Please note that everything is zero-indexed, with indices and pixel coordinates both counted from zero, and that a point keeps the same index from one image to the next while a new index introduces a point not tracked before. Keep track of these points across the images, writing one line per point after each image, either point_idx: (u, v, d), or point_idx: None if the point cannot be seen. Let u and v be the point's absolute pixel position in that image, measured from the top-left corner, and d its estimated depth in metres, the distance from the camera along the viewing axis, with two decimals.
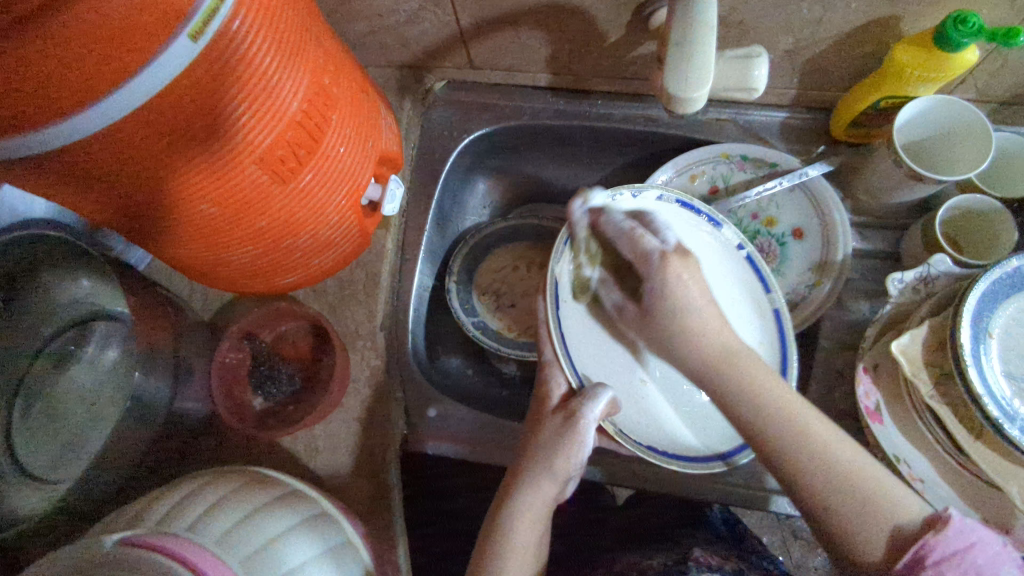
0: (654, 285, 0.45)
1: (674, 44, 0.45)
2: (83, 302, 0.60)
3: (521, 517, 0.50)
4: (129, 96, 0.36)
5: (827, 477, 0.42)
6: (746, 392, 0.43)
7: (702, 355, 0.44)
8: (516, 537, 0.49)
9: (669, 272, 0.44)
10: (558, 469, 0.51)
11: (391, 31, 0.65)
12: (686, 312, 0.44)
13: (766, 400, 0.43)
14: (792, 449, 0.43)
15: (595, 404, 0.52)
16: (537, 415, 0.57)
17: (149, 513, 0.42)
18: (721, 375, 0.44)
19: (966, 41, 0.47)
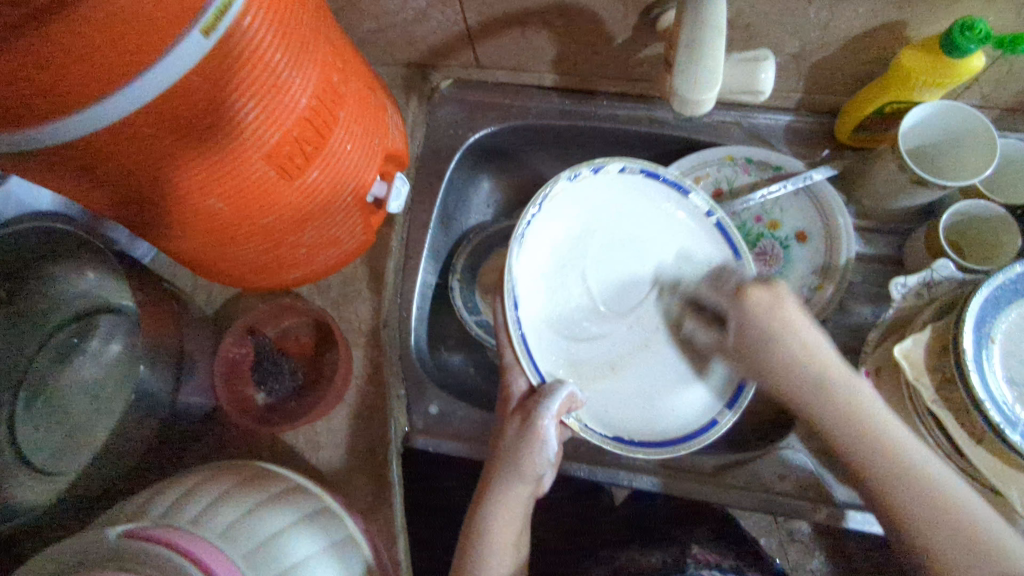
0: (742, 318, 0.47)
1: (682, 46, 0.46)
2: (92, 294, 0.60)
3: (496, 517, 0.51)
4: (139, 90, 0.36)
5: (920, 498, 0.41)
6: (851, 416, 0.43)
7: (804, 382, 0.45)
8: (494, 537, 0.50)
9: (751, 306, 0.47)
10: (525, 470, 0.52)
11: (398, 29, 0.65)
12: (774, 330, 0.45)
13: (865, 422, 0.43)
14: (884, 455, 0.42)
15: (551, 402, 0.53)
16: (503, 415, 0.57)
17: (153, 505, 0.42)
18: (829, 400, 0.44)
19: (973, 47, 0.47)
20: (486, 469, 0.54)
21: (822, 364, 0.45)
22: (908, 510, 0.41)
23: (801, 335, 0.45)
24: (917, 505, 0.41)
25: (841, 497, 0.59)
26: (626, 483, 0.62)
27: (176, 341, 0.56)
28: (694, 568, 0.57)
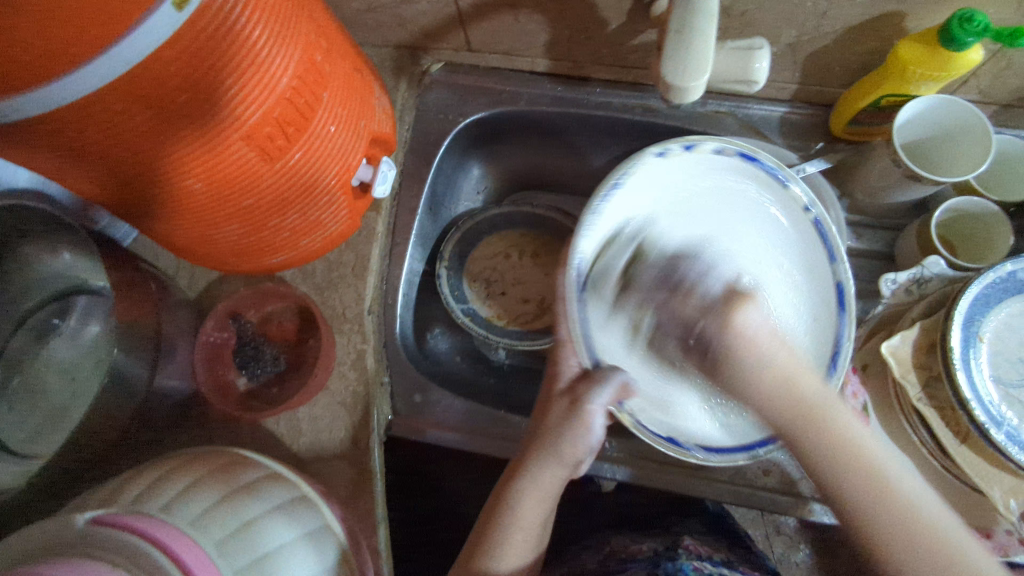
0: (727, 345, 0.40)
1: (672, 32, 0.45)
2: (67, 275, 0.59)
3: (528, 494, 0.51)
4: (111, 64, 0.35)
5: (918, 537, 0.37)
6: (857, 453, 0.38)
7: (790, 393, 0.39)
8: (524, 517, 0.50)
9: (726, 325, 0.41)
10: (567, 456, 0.50)
11: (388, 9, 0.64)
12: (759, 349, 0.39)
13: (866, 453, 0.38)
14: (881, 490, 0.37)
15: (602, 390, 0.51)
16: (546, 391, 0.55)
17: (123, 491, 0.42)
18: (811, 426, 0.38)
19: (971, 39, 0.46)
20: (524, 447, 0.53)
21: (804, 380, 0.39)
22: (885, 536, 0.37)
23: (782, 345, 0.40)
24: (898, 542, 0.37)
25: None
26: (610, 474, 0.62)
27: (152, 322, 0.56)
28: (684, 558, 0.55)
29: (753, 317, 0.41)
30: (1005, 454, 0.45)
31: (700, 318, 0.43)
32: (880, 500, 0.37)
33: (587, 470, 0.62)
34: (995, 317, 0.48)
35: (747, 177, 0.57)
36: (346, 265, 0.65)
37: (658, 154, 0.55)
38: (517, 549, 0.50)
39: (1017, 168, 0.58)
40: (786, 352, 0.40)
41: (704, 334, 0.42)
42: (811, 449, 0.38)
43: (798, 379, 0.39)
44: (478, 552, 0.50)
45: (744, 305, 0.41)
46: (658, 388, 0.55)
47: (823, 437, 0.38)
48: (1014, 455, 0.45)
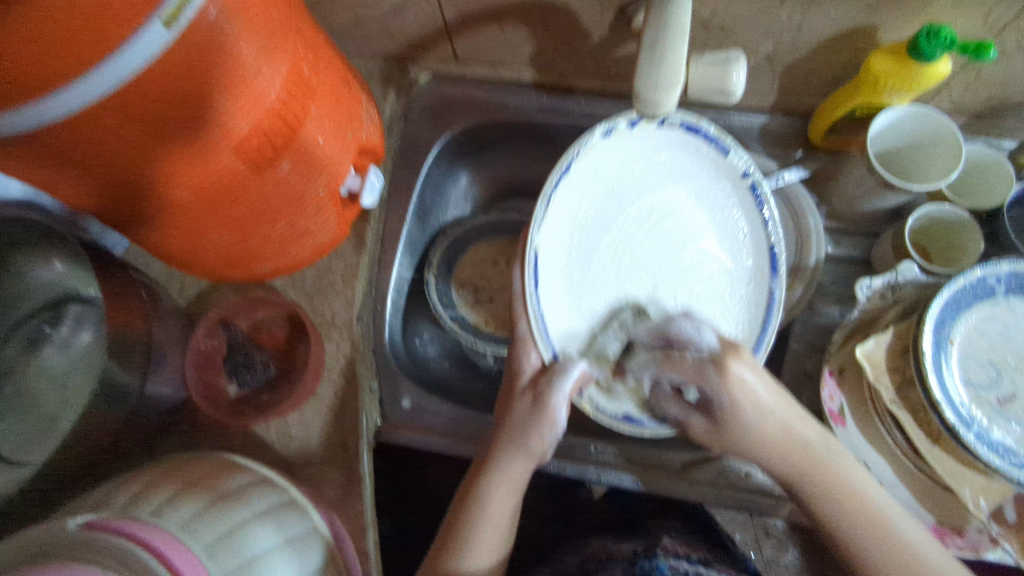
0: (721, 397, 0.50)
1: (647, 47, 0.46)
2: (57, 282, 0.58)
3: (498, 485, 0.52)
4: (102, 82, 0.36)
5: (870, 523, 0.47)
6: (823, 472, 0.49)
7: (758, 426, 0.50)
8: (495, 511, 0.51)
9: (719, 387, 0.49)
10: (535, 448, 0.52)
11: (376, 22, 0.65)
12: (764, 401, 0.49)
13: (833, 478, 0.49)
14: (845, 496, 0.48)
15: (564, 382, 0.53)
16: (508, 392, 0.57)
17: (114, 496, 0.42)
18: (821, 474, 0.49)
19: (938, 52, 0.48)
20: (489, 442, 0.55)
21: (777, 410, 0.50)
22: (871, 550, 0.47)
23: (760, 386, 0.50)
24: (888, 551, 0.46)
25: None
26: (594, 478, 0.63)
27: (142, 334, 0.58)
28: (661, 557, 0.57)
29: (748, 370, 0.50)
30: (973, 453, 0.46)
31: (685, 373, 0.51)
32: (861, 515, 0.48)
33: (571, 473, 0.63)
34: (965, 321, 0.50)
35: (690, 153, 0.59)
36: (335, 273, 0.66)
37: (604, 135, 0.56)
38: (490, 542, 0.51)
39: (988, 175, 0.60)
40: (761, 386, 0.50)
41: (706, 390, 0.50)
42: (793, 475, 0.50)
43: (773, 424, 0.50)
44: (446, 545, 0.51)
45: (709, 361, 0.50)
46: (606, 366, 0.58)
47: (786, 454, 0.50)
48: (981, 454, 0.46)
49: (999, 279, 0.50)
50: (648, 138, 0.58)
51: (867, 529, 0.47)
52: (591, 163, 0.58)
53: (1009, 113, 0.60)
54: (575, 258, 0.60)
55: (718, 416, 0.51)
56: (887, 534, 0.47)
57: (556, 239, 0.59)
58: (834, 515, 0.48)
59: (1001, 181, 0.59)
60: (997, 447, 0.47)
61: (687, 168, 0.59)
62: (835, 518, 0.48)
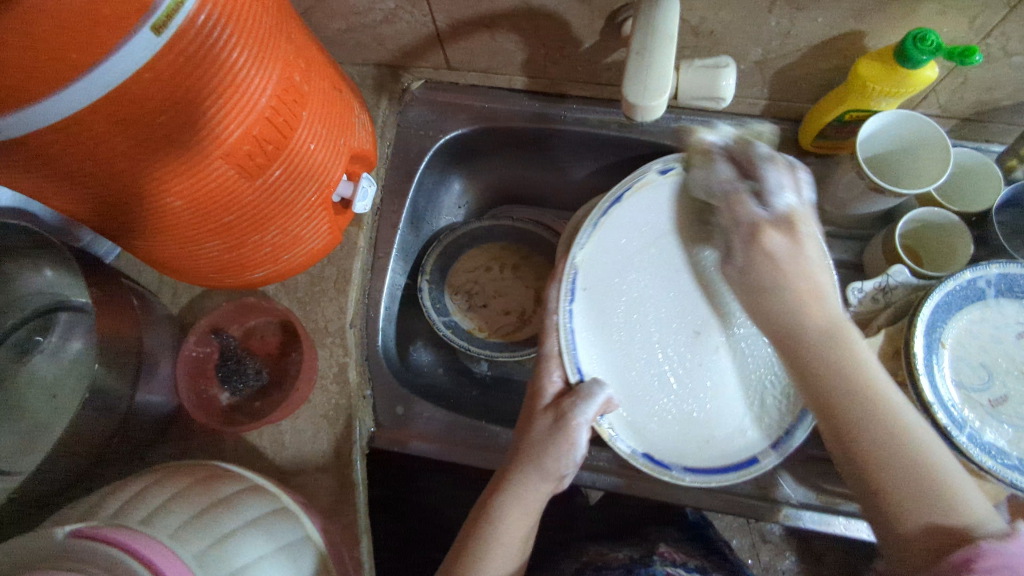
0: (779, 248, 0.47)
1: (636, 54, 0.48)
2: (47, 292, 0.60)
3: (515, 503, 0.51)
4: (90, 88, 0.36)
5: (899, 442, 0.40)
6: (848, 365, 0.43)
7: (797, 311, 0.45)
8: (507, 531, 0.50)
9: (754, 251, 0.48)
10: (550, 467, 0.52)
11: (369, 29, 0.65)
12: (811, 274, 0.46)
13: (856, 373, 0.42)
14: (871, 400, 0.42)
15: (588, 406, 0.53)
16: (529, 411, 0.56)
17: (103, 504, 0.42)
18: (824, 356, 0.44)
19: (925, 57, 0.49)
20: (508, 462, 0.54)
21: (831, 314, 0.45)
22: (870, 444, 0.40)
23: (819, 266, 0.47)
24: (879, 449, 0.40)
25: (800, 497, 0.59)
26: (589, 483, 0.63)
27: (134, 342, 0.56)
28: (658, 564, 0.57)
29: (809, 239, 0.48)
30: (965, 455, 0.46)
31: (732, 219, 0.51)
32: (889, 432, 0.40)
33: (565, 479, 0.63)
34: (956, 324, 0.50)
35: None
36: (327, 280, 0.66)
37: (661, 172, 0.58)
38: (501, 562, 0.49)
39: (977, 179, 0.61)
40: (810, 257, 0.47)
41: (740, 257, 0.49)
42: (829, 376, 0.43)
43: (825, 307, 0.45)
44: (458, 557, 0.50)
45: (762, 223, 0.49)
46: (639, 404, 0.56)
47: (828, 347, 0.44)
48: (974, 456, 0.46)
49: (989, 282, 0.50)
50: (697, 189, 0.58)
51: (893, 451, 0.40)
52: (645, 197, 0.58)
53: (997, 117, 0.61)
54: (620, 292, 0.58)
55: (746, 272, 0.49)
56: (924, 466, 0.39)
57: (601, 265, 0.58)
58: (863, 427, 0.41)
59: (990, 185, 0.60)
60: (990, 448, 0.47)
61: None
62: (864, 426, 0.41)
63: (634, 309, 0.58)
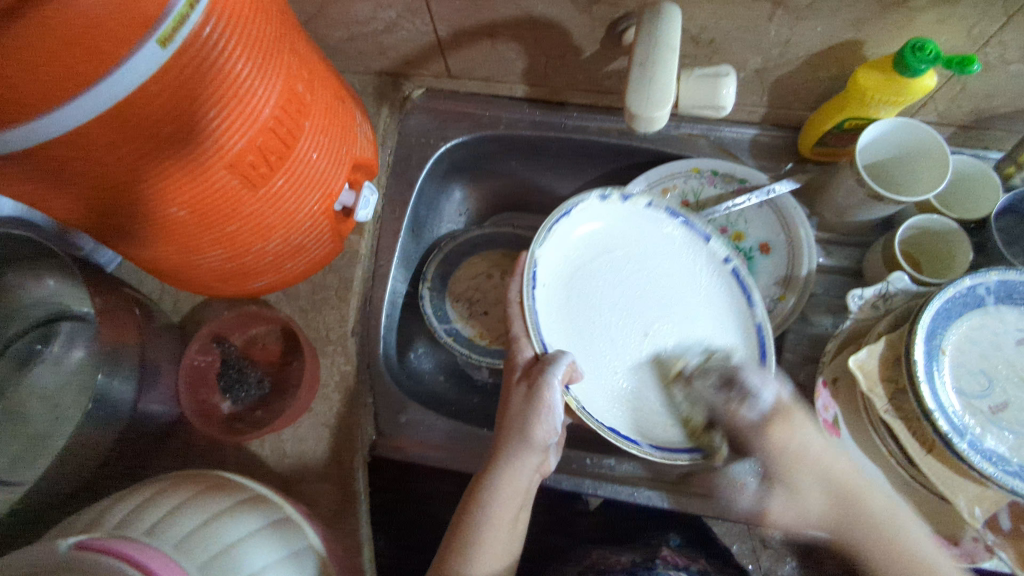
0: (777, 444, 0.53)
1: (637, 64, 0.48)
2: (50, 301, 0.59)
3: (507, 473, 0.52)
4: (97, 99, 0.36)
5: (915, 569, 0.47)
6: (890, 544, 0.49)
7: (832, 475, 0.51)
8: (501, 496, 0.51)
9: (775, 436, 0.53)
10: (532, 435, 0.53)
11: (370, 38, 0.65)
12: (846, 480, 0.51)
13: (902, 540, 0.49)
14: (893, 535, 0.49)
15: (557, 368, 0.53)
16: (508, 386, 0.57)
17: (106, 515, 0.42)
18: (864, 526, 0.50)
19: (923, 66, 0.49)
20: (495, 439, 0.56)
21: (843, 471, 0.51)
22: None
23: (833, 456, 0.52)
24: None
25: None
26: (591, 491, 0.62)
27: (138, 350, 0.56)
28: (661, 567, 0.59)
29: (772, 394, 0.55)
30: (967, 462, 0.46)
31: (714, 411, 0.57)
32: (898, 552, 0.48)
33: (568, 487, 0.63)
34: (956, 331, 0.50)
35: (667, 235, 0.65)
36: (329, 288, 0.67)
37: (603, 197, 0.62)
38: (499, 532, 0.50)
39: (975, 186, 0.61)
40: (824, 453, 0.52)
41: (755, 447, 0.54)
42: (868, 533, 0.49)
43: (852, 479, 0.51)
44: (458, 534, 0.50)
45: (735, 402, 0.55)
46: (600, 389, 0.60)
47: (856, 521, 0.50)
48: (976, 462, 0.46)
49: (988, 289, 0.51)
50: (673, 237, 0.64)
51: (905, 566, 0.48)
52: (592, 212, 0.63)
53: (995, 124, 0.61)
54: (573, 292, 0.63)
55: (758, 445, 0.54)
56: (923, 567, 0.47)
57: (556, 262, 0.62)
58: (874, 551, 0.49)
59: (988, 192, 0.60)
60: (991, 455, 0.47)
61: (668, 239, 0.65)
62: (871, 542, 0.49)
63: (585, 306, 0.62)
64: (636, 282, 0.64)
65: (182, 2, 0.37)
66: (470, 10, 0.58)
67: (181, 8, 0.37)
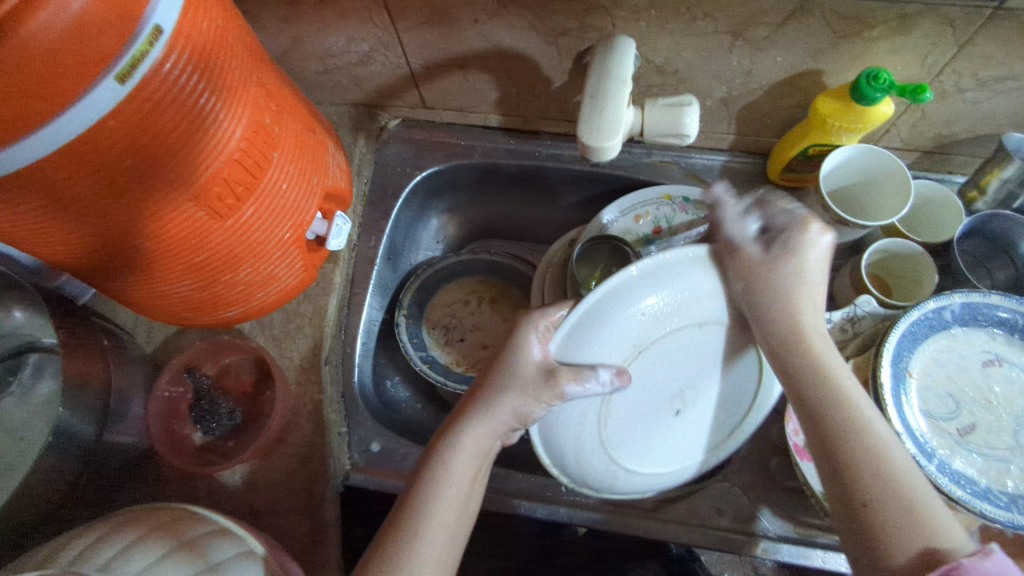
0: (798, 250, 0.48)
1: (591, 96, 0.50)
2: (18, 333, 0.60)
3: (458, 468, 0.47)
4: (54, 134, 0.37)
5: (892, 489, 0.40)
6: (857, 427, 0.43)
7: (794, 354, 0.46)
8: (446, 493, 0.45)
9: (746, 274, 0.48)
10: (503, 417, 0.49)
11: (345, 71, 0.67)
12: (789, 293, 0.47)
13: (856, 416, 0.43)
14: (865, 469, 0.41)
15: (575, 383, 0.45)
16: (501, 356, 0.51)
17: (61, 553, 0.42)
18: (834, 408, 0.44)
19: (879, 95, 0.50)
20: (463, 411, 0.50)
21: (806, 300, 0.47)
22: (885, 501, 0.40)
23: (818, 280, 0.48)
24: (889, 501, 0.40)
25: (779, 530, 0.59)
26: (566, 519, 0.62)
27: (102, 382, 0.56)
28: None
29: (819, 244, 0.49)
30: (936, 485, 0.46)
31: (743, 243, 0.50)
32: (875, 457, 0.41)
33: (542, 516, 0.62)
34: (922, 353, 0.50)
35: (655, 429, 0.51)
36: (303, 317, 0.67)
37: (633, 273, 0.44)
38: (441, 552, 0.44)
39: (939, 210, 0.62)
40: (809, 265, 0.48)
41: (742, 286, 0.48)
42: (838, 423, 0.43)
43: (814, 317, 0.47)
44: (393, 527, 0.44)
45: (746, 246, 0.49)
46: (652, 454, 0.52)
47: (813, 381, 0.45)
48: (943, 485, 0.46)
49: (953, 312, 0.51)
50: (664, 413, 0.51)
51: (885, 483, 0.40)
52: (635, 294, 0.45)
53: (958, 150, 0.62)
54: (628, 433, 0.50)
55: (756, 298, 0.47)
56: (905, 489, 0.40)
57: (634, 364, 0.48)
58: (866, 466, 0.41)
59: (952, 215, 0.61)
60: (959, 477, 0.47)
61: (652, 429, 0.51)
62: (847, 446, 0.42)
63: (630, 438, 0.50)
64: (649, 438, 0.51)
65: (142, 40, 0.38)
66: (440, 42, 0.59)
67: (141, 45, 0.38)
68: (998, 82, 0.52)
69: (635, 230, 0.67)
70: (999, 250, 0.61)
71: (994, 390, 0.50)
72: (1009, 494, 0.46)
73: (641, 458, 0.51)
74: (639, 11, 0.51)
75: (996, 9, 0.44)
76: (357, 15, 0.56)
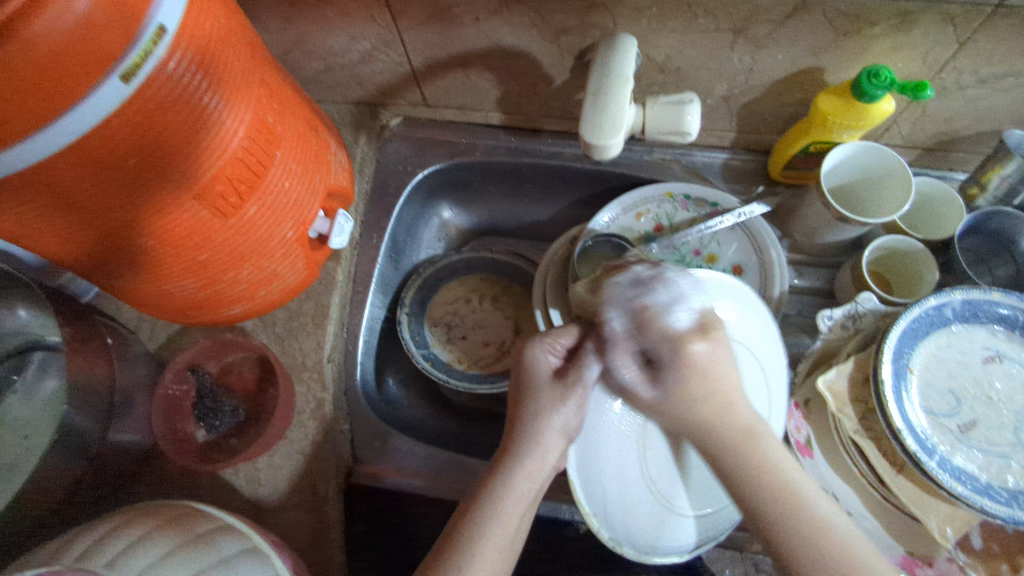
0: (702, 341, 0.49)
1: (592, 95, 0.51)
2: (23, 332, 0.60)
3: (521, 466, 0.49)
4: (59, 133, 0.37)
5: (829, 552, 0.41)
6: (778, 489, 0.44)
7: (706, 390, 0.47)
8: (513, 488, 0.48)
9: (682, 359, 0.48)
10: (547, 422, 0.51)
11: (346, 69, 0.67)
12: (692, 374, 0.48)
13: (776, 478, 0.44)
14: (799, 536, 0.42)
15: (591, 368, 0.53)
16: (519, 386, 0.54)
17: (66, 549, 0.42)
18: (752, 469, 0.45)
19: (880, 92, 0.51)
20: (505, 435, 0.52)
21: (704, 377, 0.48)
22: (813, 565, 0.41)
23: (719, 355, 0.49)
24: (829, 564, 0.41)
25: None
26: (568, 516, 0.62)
27: (107, 380, 0.56)
28: None
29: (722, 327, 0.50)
30: (936, 481, 0.46)
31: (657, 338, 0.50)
32: (802, 522, 0.43)
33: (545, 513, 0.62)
34: (922, 350, 0.51)
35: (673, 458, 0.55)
36: (306, 314, 0.67)
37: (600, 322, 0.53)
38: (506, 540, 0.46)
39: (939, 207, 0.63)
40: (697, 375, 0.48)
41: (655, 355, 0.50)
42: (760, 498, 0.44)
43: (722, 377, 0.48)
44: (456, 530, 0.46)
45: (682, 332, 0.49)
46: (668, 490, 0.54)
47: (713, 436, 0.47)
48: (943, 481, 0.46)
49: (954, 309, 0.51)
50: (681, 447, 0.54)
51: (819, 547, 0.42)
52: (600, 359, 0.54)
53: (958, 147, 0.62)
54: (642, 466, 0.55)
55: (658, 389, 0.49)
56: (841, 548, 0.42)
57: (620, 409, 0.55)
58: (798, 535, 0.42)
59: (953, 212, 0.61)
60: (959, 473, 0.47)
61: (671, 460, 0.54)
62: (775, 513, 0.43)
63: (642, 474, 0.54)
64: (666, 469, 0.54)
65: (146, 39, 0.38)
66: (441, 41, 0.59)
67: (145, 44, 0.38)
68: (998, 79, 0.52)
69: (636, 228, 0.67)
70: (1000, 246, 0.61)
71: (995, 386, 0.50)
72: (1010, 490, 0.46)
73: (657, 491, 0.54)
74: (640, 9, 0.51)
75: (996, 6, 0.45)
76: (359, 14, 0.56)
